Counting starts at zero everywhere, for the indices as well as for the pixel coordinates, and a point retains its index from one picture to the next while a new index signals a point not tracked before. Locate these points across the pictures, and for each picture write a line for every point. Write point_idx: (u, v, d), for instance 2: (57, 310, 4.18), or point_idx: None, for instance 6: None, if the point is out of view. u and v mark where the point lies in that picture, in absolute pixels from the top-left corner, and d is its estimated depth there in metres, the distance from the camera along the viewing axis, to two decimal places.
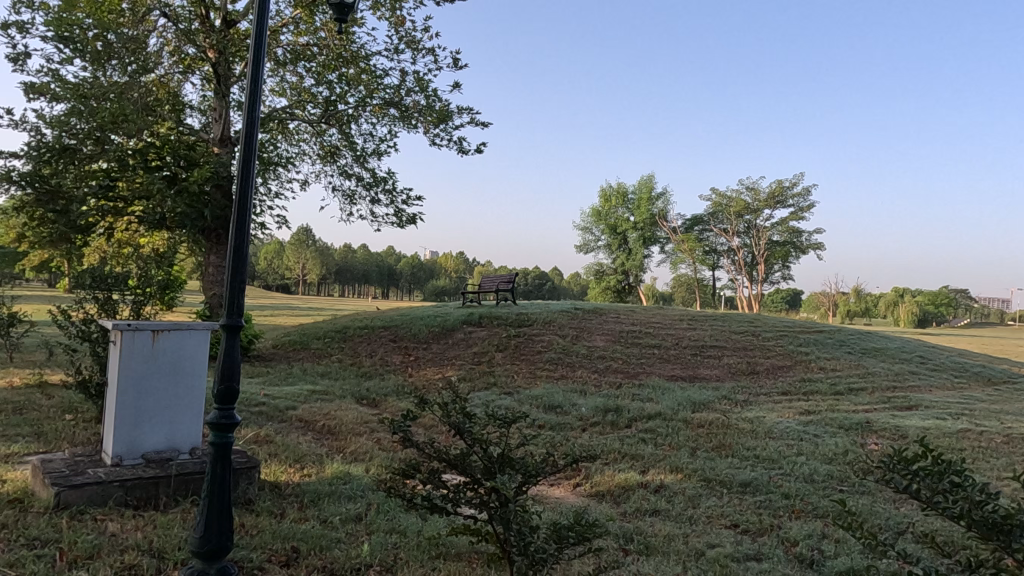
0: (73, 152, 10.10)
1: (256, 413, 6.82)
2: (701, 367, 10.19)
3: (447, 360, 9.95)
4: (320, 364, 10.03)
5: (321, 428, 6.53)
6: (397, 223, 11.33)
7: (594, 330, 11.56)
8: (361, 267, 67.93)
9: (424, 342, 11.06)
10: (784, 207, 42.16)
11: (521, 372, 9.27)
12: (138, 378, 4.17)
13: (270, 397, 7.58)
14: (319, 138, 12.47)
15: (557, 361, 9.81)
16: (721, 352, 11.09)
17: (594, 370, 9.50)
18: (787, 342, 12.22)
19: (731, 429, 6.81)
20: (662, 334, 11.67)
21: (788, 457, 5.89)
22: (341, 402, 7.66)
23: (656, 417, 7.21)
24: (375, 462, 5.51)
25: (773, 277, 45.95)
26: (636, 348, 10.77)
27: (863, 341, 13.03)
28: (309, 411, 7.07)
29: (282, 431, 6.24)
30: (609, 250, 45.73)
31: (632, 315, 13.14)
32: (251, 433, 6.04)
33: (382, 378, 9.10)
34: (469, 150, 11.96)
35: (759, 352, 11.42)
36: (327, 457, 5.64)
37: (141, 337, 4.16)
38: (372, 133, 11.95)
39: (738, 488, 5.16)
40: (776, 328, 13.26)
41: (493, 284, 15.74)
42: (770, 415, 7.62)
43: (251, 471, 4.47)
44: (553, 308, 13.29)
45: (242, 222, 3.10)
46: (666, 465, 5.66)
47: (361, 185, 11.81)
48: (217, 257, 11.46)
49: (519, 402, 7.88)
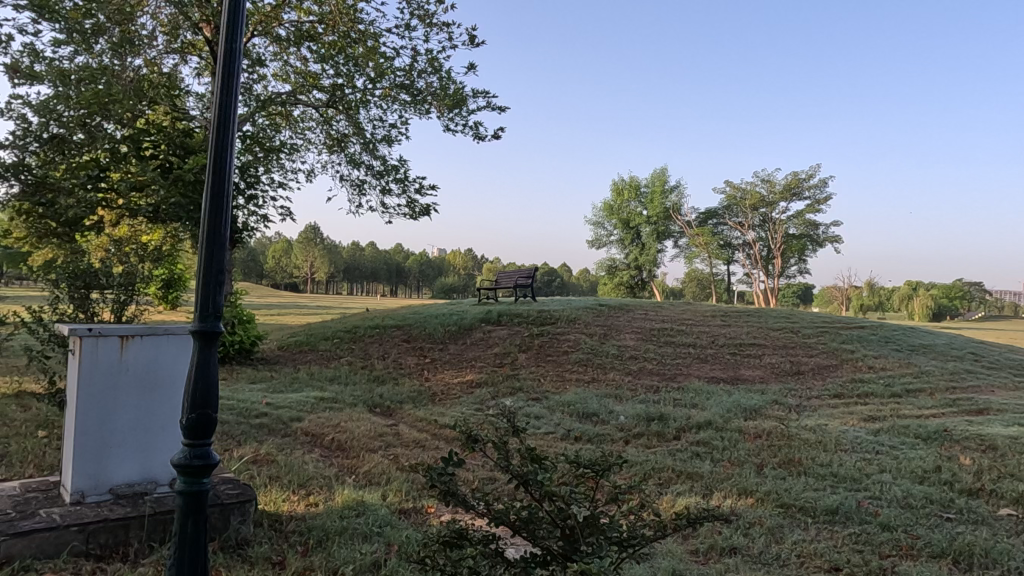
0: (63, 140, 9.15)
1: (257, 426, 6.02)
2: (742, 368, 9.38)
3: (466, 362, 9.14)
4: (329, 367, 9.25)
5: (330, 444, 5.73)
6: (409, 214, 10.51)
7: (622, 327, 10.75)
8: (369, 265, 67.21)
9: (440, 342, 10.25)
10: (800, 199, 41.22)
11: (548, 374, 8.45)
12: (103, 396, 3.37)
13: (274, 407, 6.78)
14: (326, 126, 11.71)
15: (586, 362, 8.99)
16: (762, 352, 10.22)
17: (627, 372, 8.69)
18: (829, 338, 11.38)
19: (796, 442, 5.99)
20: (695, 332, 10.86)
21: (872, 476, 5.06)
22: (352, 411, 6.85)
23: (707, 426, 6.40)
24: (392, 486, 4.72)
25: (788, 271, 45.03)
26: (668, 347, 9.95)
27: (908, 337, 12.16)
28: (316, 422, 6.30)
29: (285, 448, 5.45)
30: (622, 245, 44.85)
31: (660, 311, 12.30)
32: (249, 450, 5.25)
33: (397, 383, 8.31)
34: (486, 135, 11.12)
35: (801, 351, 10.55)
36: (337, 480, 4.84)
37: (106, 345, 3.36)
38: (382, 119, 11.16)
39: (825, 517, 4.35)
40: (814, 323, 12.37)
41: (508, 280, 14.91)
42: (832, 424, 6.80)
43: (245, 505, 3.69)
44: (576, 304, 12.45)
45: (220, 202, 2.31)
46: (733, 488, 4.86)
47: (371, 174, 11.02)
48: None
49: (550, 411, 7.07)
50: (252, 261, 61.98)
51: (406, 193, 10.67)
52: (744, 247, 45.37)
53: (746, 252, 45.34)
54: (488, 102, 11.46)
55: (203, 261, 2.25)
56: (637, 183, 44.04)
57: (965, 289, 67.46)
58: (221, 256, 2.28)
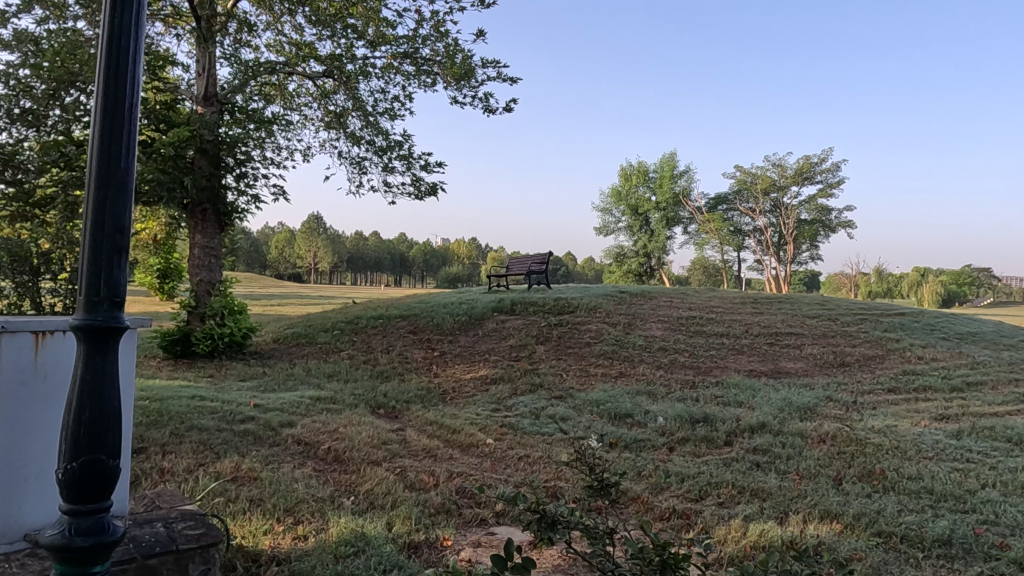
0: (35, 115, 8.35)
1: (241, 433, 5.18)
2: (782, 360, 8.53)
3: (479, 355, 8.29)
4: (328, 362, 8.40)
5: (325, 454, 4.89)
6: (414, 194, 9.63)
7: (647, 316, 9.90)
8: (371, 255, 66.31)
9: (449, 334, 9.39)
10: (812, 184, 40.16)
11: (571, 369, 7.60)
12: (12, 415, 2.52)
13: (263, 409, 5.94)
14: (324, 101, 10.86)
15: (611, 354, 8.14)
16: (801, 342, 9.35)
17: (657, 365, 7.84)
18: (870, 326, 10.50)
19: (869, 449, 5.13)
20: (726, 320, 10.00)
21: (977, 493, 4.20)
22: (352, 414, 6.00)
23: (761, 430, 5.55)
24: (399, 511, 3.87)
25: (800, 257, 43.98)
26: (699, 336, 9.08)
27: (954, 325, 11.26)
28: (311, 427, 5.46)
29: (272, 462, 4.60)
30: (630, 232, 43.95)
31: (684, 298, 11.42)
32: (228, 465, 4.40)
33: (403, 379, 7.48)
34: (497, 109, 10.22)
35: (843, 340, 9.67)
36: (332, 503, 3.99)
37: (15, 345, 2.48)
38: (383, 92, 10.28)
39: (937, 550, 3.49)
40: (851, 310, 11.47)
41: (520, 266, 14.01)
42: (902, 425, 5.93)
43: (208, 549, 2.83)
44: (593, 291, 11.57)
45: (120, 121, 1.45)
46: (814, 510, 4.00)
47: (372, 152, 10.15)
48: (202, 236, 9.05)
49: (577, 412, 6.22)
50: (254, 251, 61.22)
51: (411, 170, 9.79)
52: (754, 233, 44.32)
53: (757, 238, 44.31)
54: (499, 72, 10.57)
55: (92, 213, 1.41)
56: (645, 168, 43.08)
57: (974, 275, 66.33)
58: (122, 206, 1.44)
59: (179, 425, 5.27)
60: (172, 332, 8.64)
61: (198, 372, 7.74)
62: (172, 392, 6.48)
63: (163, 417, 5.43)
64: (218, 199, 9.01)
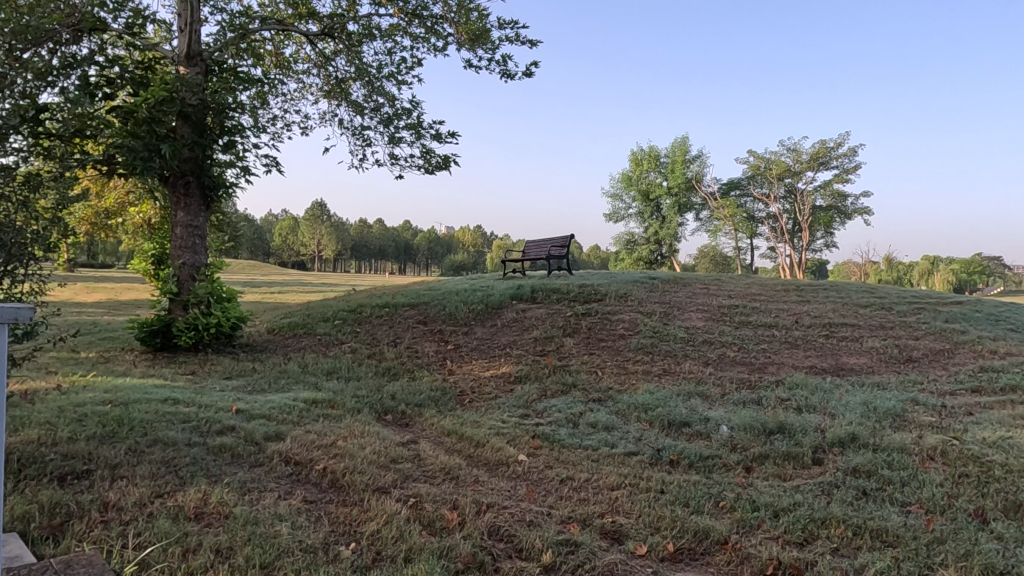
0: None
1: (215, 450, 4.18)
2: (843, 356, 7.50)
3: (499, 350, 7.28)
4: (327, 356, 7.39)
5: (320, 478, 3.89)
6: (424, 167, 8.60)
7: (684, 304, 8.87)
8: (376, 242, 65.30)
9: (463, 324, 8.38)
10: (829, 169, 38.94)
11: (606, 366, 6.59)
12: None
13: (247, 416, 4.94)
14: (325, 66, 9.84)
15: (651, 348, 7.13)
16: (859, 334, 8.31)
17: (705, 362, 6.82)
18: (930, 316, 9.44)
19: (1000, 471, 4.10)
20: (771, 309, 8.97)
21: None
22: (354, 422, 4.99)
23: (854, 446, 4.52)
24: (417, 566, 2.87)
25: (815, 244, 42.75)
26: (745, 328, 8.07)
27: (1019, 315, 10.18)
28: (304, 440, 4.45)
29: (251, 491, 3.60)
30: (641, 218, 42.91)
31: (721, 285, 10.39)
32: (193, 498, 3.40)
33: (413, 377, 6.48)
34: (516, 73, 9.16)
35: (904, 332, 8.63)
36: (325, 554, 2.98)
37: None
38: (389, 54, 9.23)
39: None
40: (903, 299, 10.41)
41: (537, 250, 12.98)
42: (1019, 436, 4.89)
43: None
44: (620, 277, 10.54)
45: None
46: (973, 566, 2.98)
47: (377, 121, 9.11)
48: (185, 214, 7.97)
49: (623, 419, 5.21)
50: (257, 238, 60.36)
51: (421, 141, 8.75)
52: (768, 220, 43.12)
53: (771, 224, 43.10)
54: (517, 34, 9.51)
55: None
56: (656, 153, 41.89)
57: (988, 264, 65.01)
58: None
59: (139, 438, 4.27)
60: (150, 322, 7.63)
61: (177, 368, 6.75)
62: (142, 393, 5.49)
63: (124, 428, 4.43)
64: (203, 171, 7.96)
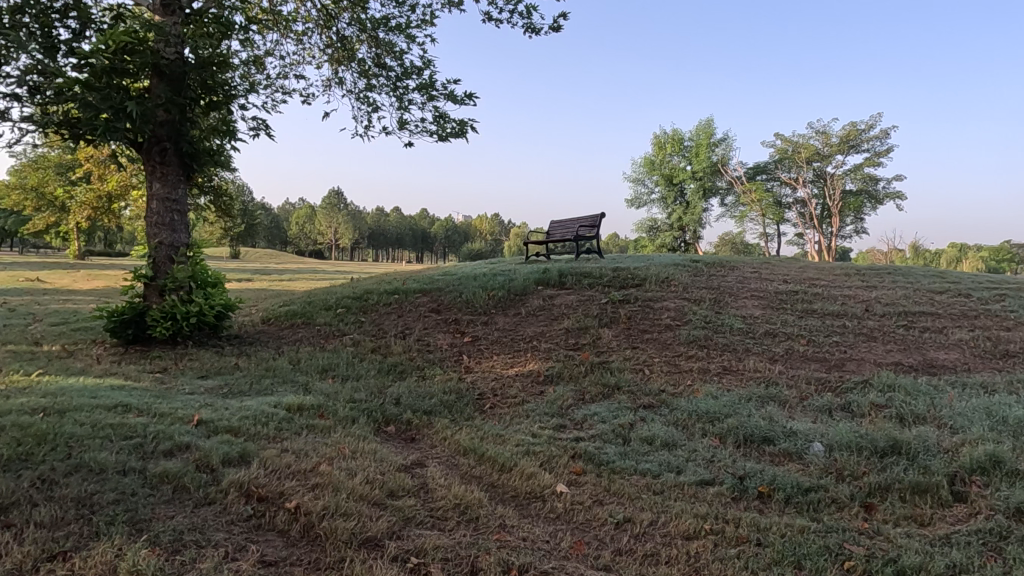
0: None
1: (156, 479, 3.13)
2: (930, 351, 6.33)
3: (524, 343, 6.21)
4: (324, 350, 6.36)
5: (289, 522, 2.84)
6: (437, 133, 7.51)
7: (736, 290, 7.75)
8: (393, 230, 64.42)
9: (483, 313, 7.32)
10: (859, 152, 37.42)
11: (655, 363, 5.49)
12: None
13: (210, 429, 3.90)
14: (327, 23, 8.76)
15: (705, 341, 6.02)
16: (942, 325, 7.13)
17: (771, 358, 5.70)
18: (1016, 304, 8.22)
19: None
20: (835, 296, 7.82)
21: None
22: (346, 437, 3.94)
23: (1004, 475, 3.39)
24: None
25: (845, 230, 41.25)
26: (810, 317, 6.93)
27: None
28: (277, 463, 3.40)
29: (187, 547, 2.54)
30: (664, 204, 41.63)
31: (772, 269, 9.23)
32: (95, 562, 2.35)
33: (423, 376, 5.42)
34: (542, 27, 8.01)
35: (992, 322, 7.44)
36: None
37: None
38: (398, 7, 8.13)
39: None
40: (979, 284, 9.19)
41: (563, 232, 11.87)
42: None
43: None
44: (658, 260, 9.43)
45: None
46: None
47: (384, 82, 8.04)
48: (161, 185, 6.96)
49: (686, 433, 4.12)
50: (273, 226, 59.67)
51: (433, 103, 7.65)
52: (796, 205, 41.64)
53: (799, 210, 41.61)
54: None
55: None
56: (680, 136, 40.54)
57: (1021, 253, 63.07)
58: None
59: (57, 462, 3.23)
60: (122, 311, 6.63)
61: (146, 365, 5.73)
62: (90, 398, 4.46)
63: (41, 448, 3.39)
64: (182, 135, 6.94)
